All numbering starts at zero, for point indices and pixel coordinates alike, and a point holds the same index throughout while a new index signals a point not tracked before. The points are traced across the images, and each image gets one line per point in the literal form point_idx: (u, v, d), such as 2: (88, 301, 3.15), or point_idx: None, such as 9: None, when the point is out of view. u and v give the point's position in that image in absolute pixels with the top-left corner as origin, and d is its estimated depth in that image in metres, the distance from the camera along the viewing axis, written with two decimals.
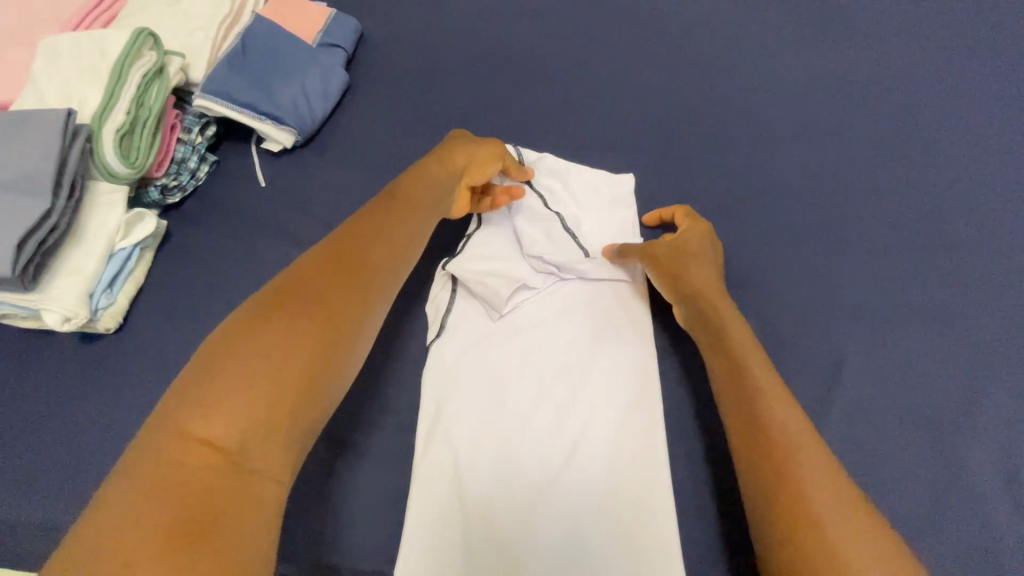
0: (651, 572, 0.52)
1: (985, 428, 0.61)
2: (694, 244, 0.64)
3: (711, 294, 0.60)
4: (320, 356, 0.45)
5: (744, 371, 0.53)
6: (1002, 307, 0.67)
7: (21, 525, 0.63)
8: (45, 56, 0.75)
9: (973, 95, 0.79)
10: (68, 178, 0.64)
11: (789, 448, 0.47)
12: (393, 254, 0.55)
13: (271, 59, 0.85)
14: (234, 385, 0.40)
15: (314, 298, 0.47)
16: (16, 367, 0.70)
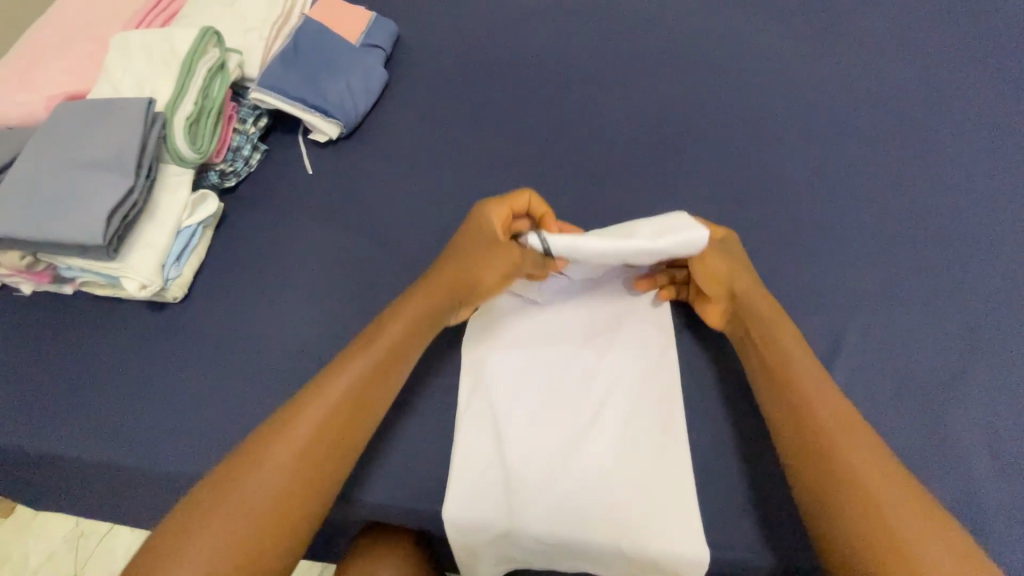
0: (675, 514, 0.58)
1: (1005, 389, 0.63)
2: (731, 245, 0.65)
3: (752, 292, 0.62)
4: (324, 449, 0.56)
5: (790, 369, 0.58)
6: (1011, 279, 0.70)
7: (101, 467, 0.71)
8: (118, 50, 0.82)
9: (974, 91, 0.84)
10: (148, 161, 0.72)
11: (835, 435, 0.53)
12: (364, 408, 0.59)
13: (319, 59, 0.93)
14: (256, 475, 0.53)
15: (304, 436, 0.55)
16: (93, 331, 0.78)
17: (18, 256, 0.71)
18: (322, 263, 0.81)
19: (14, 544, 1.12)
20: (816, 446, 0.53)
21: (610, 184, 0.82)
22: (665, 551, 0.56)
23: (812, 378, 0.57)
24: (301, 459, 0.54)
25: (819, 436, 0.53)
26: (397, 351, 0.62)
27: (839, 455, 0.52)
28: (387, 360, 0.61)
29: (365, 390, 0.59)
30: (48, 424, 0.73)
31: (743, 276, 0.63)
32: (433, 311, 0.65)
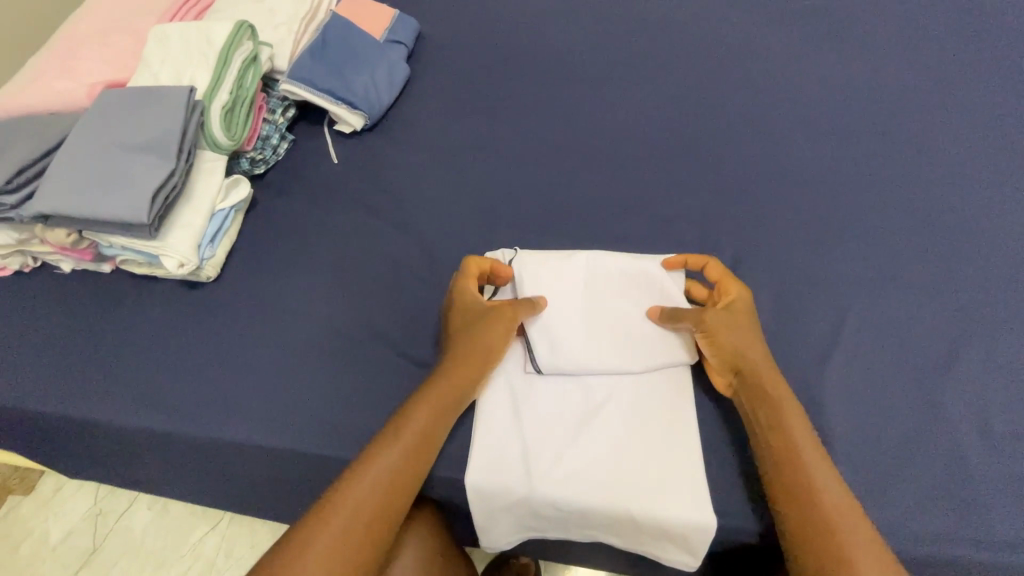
0: (683, 485, 0.61)
1: (990, 374, 0.67)
2: (742, 317, 0.65)
3: (762, 368, 0.61)
4: (385, 499, 0.57)
5: (792, 446, 0.57)
6: (1001, 271, 0.74)
7: (138, 432, 0.75)
8: (157, 41, 0.86)
9: (973, 94, 0.88)
10: (187, 146, 0.76)
11: (810, 474, 0.55)
12: (400, 492, 0.58)
13: (344, 53, 0.96)
14: (326, 536, 0.53)
15: (367, 490, 0.56)
16: (129, 305, 0.82)
17: (64, 234, 0.76)
18: (348, 246, 0.85)
19: (33, 521, 1.14)
20: (789, 482, 0.55)
21: (623, 177, 0.87)
22: (678, 519, 0.60)
23: (797, 421, 0.58)
24: (341, 553, 0.53)
25: (793, 475, 0.55)
26: (428, 438, 0.61)
27: (809, 492, 0.54)
28: (419, 445, 0.60)
29: (400, 478, 0.58)
30: (87, 393, 0.77)
31: (753, 347, 0.63)
32: (455, 393, 0.63)
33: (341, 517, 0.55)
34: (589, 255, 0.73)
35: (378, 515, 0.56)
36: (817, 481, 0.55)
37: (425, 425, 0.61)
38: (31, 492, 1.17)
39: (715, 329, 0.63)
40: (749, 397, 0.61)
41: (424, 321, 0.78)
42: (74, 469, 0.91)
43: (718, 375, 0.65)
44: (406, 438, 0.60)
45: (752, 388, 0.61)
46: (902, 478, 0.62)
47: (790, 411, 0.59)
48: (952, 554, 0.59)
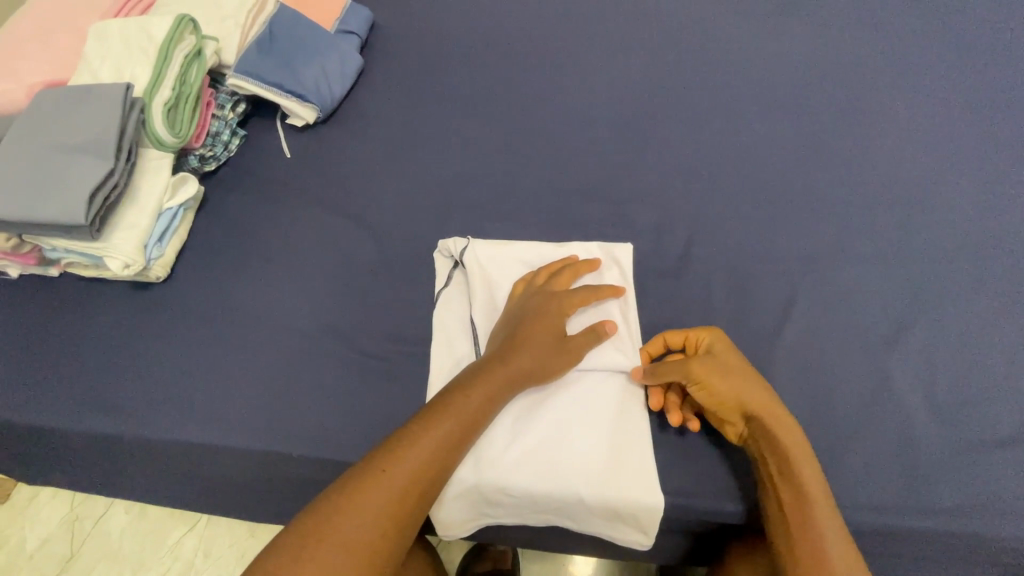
0: (626, 453, 0.63)
1: (936, 346, 0.68)
2: (728, 360, 0.62)
3: (766, 409, 0.58)
4: (436, 463, 0.57)
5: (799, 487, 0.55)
6: (947, 244, 0.75)
7: (89, 434, 0.74)
8: (96, 39, 0.85)
9: (924, 70, 0.89)
10: (127, 145, 0.75)
11: (813, 516, 0.54)
12: (449, 460, 0.58)
13: (294, 45, 0.95)
14: (373, 486, 0.55)
15: (419, 452, 0.57)
16: (80, 308, 0.81)
17: (4, 239, 0.75)
18: (302, 240, 0.84)
19: (9, 530, 1.12)
20: (797, 533, 0.54)
21: (578, 161, 0.86)
22: (619, 493, 0.61)
23: (809, 470, 0.56)
24: (383, 508, 0.54)
25: (801, 521, 0.54)
26: (460, 440, 0.59)
27: (817, 541, 0.53)
28: (449, 451, 0.58)
29: (447, 448, 0.58)
30: (37, 399, 0.76)
31: (761, 391, 0.59)
32: (495, 397, 0.62)
33: (356, 526, 0.53)
34: (536, 249, 0.76)
35: (393, 520, 0.54)
36: (824, 531, 0.53)
37: (454, 424, 0.59)
38: (5, 501, 1.15)
39: (704, 378, 0.60)
40: (762, 448, 0.58)
41: (378, 314, 0.77)
42: (35, 476, 0.89)
43: (727, 424, 0.61)
44: (459, 413, 0.59)
45: (763, 436, 0.58)
46: (851, 452, 0.63)
47: (802, 462, 0.56)
48: (898, 523, 0.59)
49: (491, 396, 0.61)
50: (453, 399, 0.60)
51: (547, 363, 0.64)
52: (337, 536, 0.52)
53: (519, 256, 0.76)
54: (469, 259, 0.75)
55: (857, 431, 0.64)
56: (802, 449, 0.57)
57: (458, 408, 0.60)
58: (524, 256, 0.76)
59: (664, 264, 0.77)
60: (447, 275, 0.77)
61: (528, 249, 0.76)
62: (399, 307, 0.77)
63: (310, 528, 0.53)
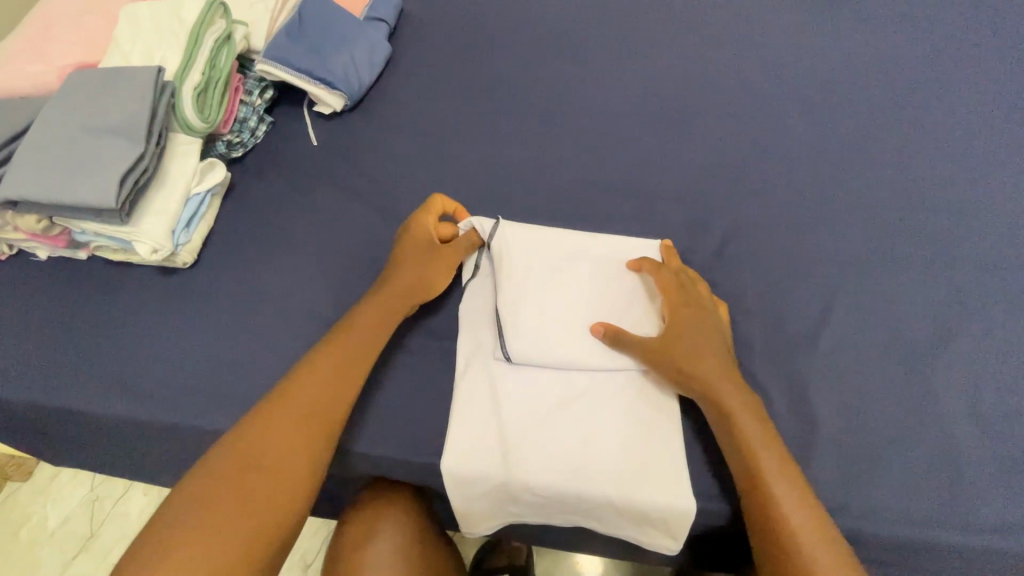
0: (648, 465, 0.61)
1: (980, 355, 0.66)
2: (698, 335, 0.63)
3: (721, 388, 0.60)
4: (339, 377, 0.62)
5: (765, 475, 0.55)
6: (993, 250, 0.72)
7: (113, 417, 0.74)
8: (127, 21, 0.84)
9: (967, 73, 0.86)
10: (158, 128, 0.75)
11: (778, 501, 0.54)
12: (353, 372, 0.63)
13: (323, 31, 0.94)
14: (287, 406, 0.59)
15: (323, 373, 0.62)
16: (108, 291, 0.81)
17: (34, 220, 0.75)
18: (327, 230, 0.83)
19: (30, 507, 1.14)
20: (771, 521, 0.53)
21: (609, 156, 0.84)
22: (645, 504, 0.59)
23: (773, 465, 0.56)
24: (300, 421, 0.58)
25: (768, 509, 0.54)
26: (358, 351, 0.65)
27: (786, 530, 0.53)
28: (348, 359, 0.64)
29: (351, 361, 0.64)
30: (64, 380, 0.76)
31: (721, 379, 0.61)
32: (381, 318, 0.68)
33: (272, 448, 0.56)
34: (568, 237, 0.74)
35: (307, 444, 0.57)
36: (795, 519, 0.53)
37: (355, 344, 0.65)
38: (28, 478, 1.16)
39: (664, 351, 0.63)
40: (725, 439, 0.59)
41: None
42: (59, 457, 0.90)
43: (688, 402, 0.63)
44: (353, 331, 0.66)
45: (722, 420, 0.59)
46: (891, 463, 0.61)
47: (765, 456, 0.56)
48: (940, 538, 0.57)
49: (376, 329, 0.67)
50: (346, 329, 0.66)
51: (409, 290, 0.70)
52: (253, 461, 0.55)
53: (553, 246, 0.74)
54: (498, 248, 0.73)
55: (898, 443, 0.62)
56: (765, 439, 0.57)
57: (353, 334, 0.66)
58: (559, 246, 0.74)
59: (697, 262, 0.75)
60: (475, 262, 0.75)
61: (562, 241, 0.74)
62: None
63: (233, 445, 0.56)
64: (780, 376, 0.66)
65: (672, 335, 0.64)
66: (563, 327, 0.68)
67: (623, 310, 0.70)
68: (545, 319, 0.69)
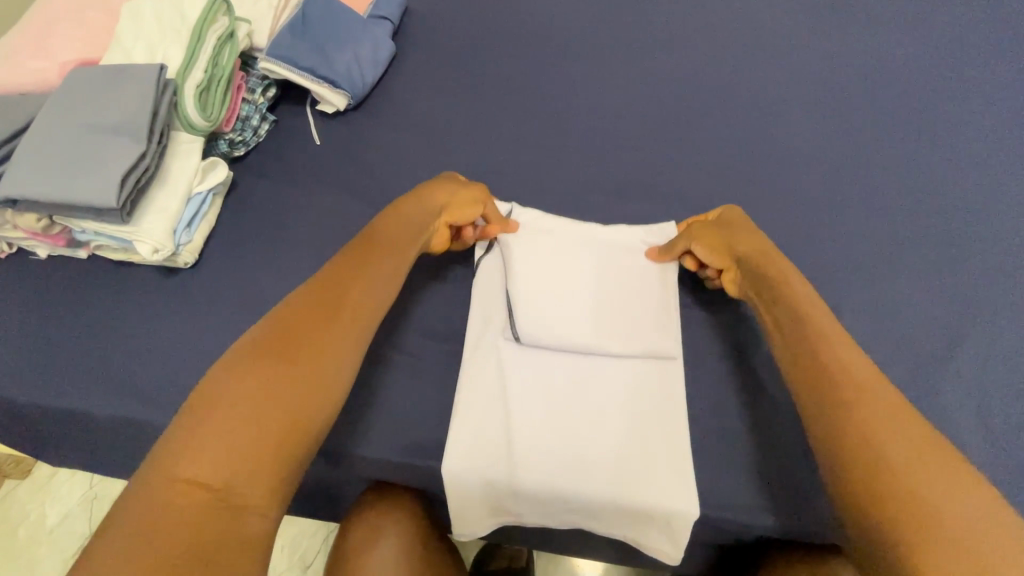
0: (654, 440, 0.63)
1: (967, 367, 0.68)
2: (736, 221, 0.71)
3: (758, 249, 0.66)
4: (371, 276, 0.61)
5: (803, 312, 0.59)
6: (976, 270, 0.76)
7: (113, 417, 0.73)
8: (129, 16, 0.83)
9: (956, 100, 0.90)
10: (159, 126, 0.74)
11: (822, 336, 0.56)
12: (383, 274, 0.62)
13: (326, 29, 0.93)
14: (321, 296, 0.58)
15: (357, 271, 0.61)
16: (108, 291, 0.81)
17: (34, 219, 0.74)
18: (332, 230, 0.83)
19: (28, 505, 1.13)
20: (811, 350, 0.56)
21: (615, 161, 0.85)
22: (648, 485, 0.60)
23: (811, 305, 0.60)
24: (332, 312, 0.57)
25: (811, 342, 0.57)
26: (388, 253, 0.64)
27: (829, 359, 0.55)
28: (377, 262, 0.63)
29: (383, 264, 0.63)
30: (64, 379, 0.75)
31: (762, 246, 0.67)
32: (401, 238, 0.66)
33: (310, 325, 0.55)
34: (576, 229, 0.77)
35: (344, 327, 0.57)
36: (837, 347, 0.55)
37: (383, 249, 0.64)
38: (26, 477, 1.15)
39: (707, 228, 0.70)
40: (766, 287, 0.63)
41: (406, 308, 0.74)
42: (58, 456, 0.89)
43: (729, 277, 0.69)
44: (384, 233, 0.66)
45: (756, 274, 0.65)
46: None
47: (802, 302, 0.60)
48: None
49: (394, 251, 0.64)
50: (377, 235, 0.65)
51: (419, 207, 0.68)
52: (289, 346, 0.53)
53: (569, 232, 0.76)
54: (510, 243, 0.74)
55: None
56: (803, 287, 0.62)
57: (383, 238, 0.65)
58: (575, 229, 0.77)
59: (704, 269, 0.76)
60: (482, 256, 0.76)
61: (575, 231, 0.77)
62: (429, 301, 0.75)
63: (270, 327, 0.55)
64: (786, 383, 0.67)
65: (714, 221, 0.71)
66: (571, 310, 0.71)
67: (632, 299, 0.72)
68: (554, 304, 0.71)
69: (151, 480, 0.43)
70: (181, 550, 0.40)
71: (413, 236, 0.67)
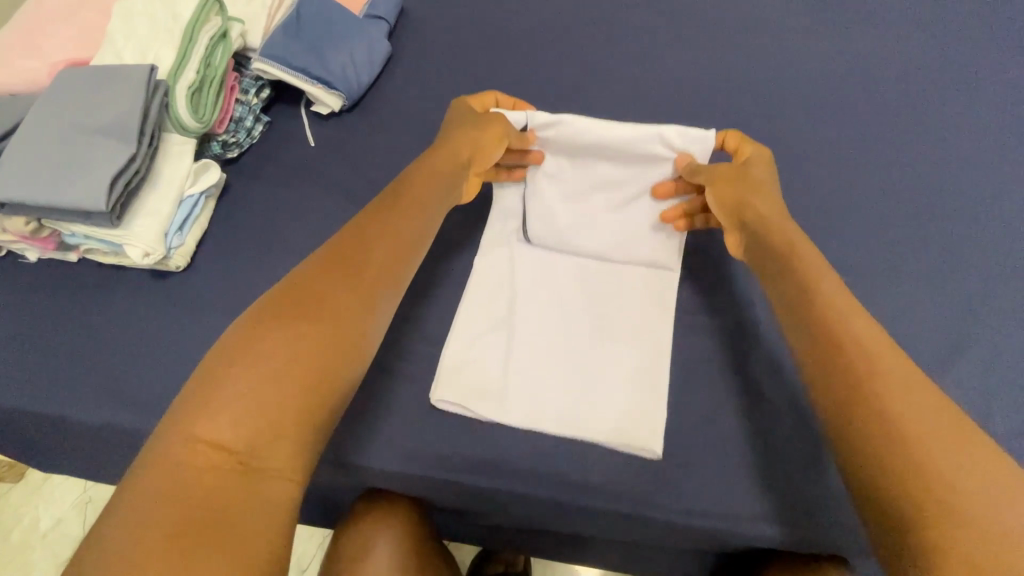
0: (652, 344, 0.70)
1: (975, 370, 0.67)
2: (757, 173, 0.66)
3: (766, 212, 0.64)
4: (394, 242, 0.59)
5: (814, 282, 0.55)
6: (988, 267, 0.73)
7: (104, 424, 0.72)
8: (120, 16, 0.82)
9: (966, 90, 0.87)
10: (150, 128, 0.73)
11: (837, 307, 0.52)
12: (400, 239, 0.60)
13: (321, 29, 0.92)
14: (343, 259, 0.55)
15: (380, 235, 0.59)
16: (99, 294, 0.79)
17: (23, 222, 0.73)
18: (327, 231, 0.81)
19: (22, 509, 1.12)
20: (821, 316, 0.52)
21: None
22: (645, 386, 0.67)
23: (824, 275, 0.56)
24: (352, 275, 0.54)
25: (822, 309, 0.53)
26: (406, 217, 0.61)
27: (841, 327, 0.51)
28: (395, 226, 0.60)
29: (404, 229, 0.60)
30: (54, 385, 0.74)
31: (775, 214, 0.63)
32: (421, 198, 0.64)
33: (329, 287, 0.53)
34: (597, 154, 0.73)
35: (361, 292, 0.54)
36: (847, 317, 0.52)
37: (404, 212, 0.61)
38: (20, 480, 1.14)
39: (727, 176, 0.65)
40: (779, 255, 0.60)
41: (401, 312, 0.73)
42: (49, 461, 0.88)
43: (734, 234, 0.67)
44: (407, 194, 0.63)
45: (767, 238, 0.62)
46: None
47: (817, 272, 0.56)
48: None
49: (423, 204, 0.63)
50: (401, 196, 0.63)
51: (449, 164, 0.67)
52: (313, 309, 0.51)
53: (589, 168, 0.73)
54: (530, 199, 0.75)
55: None
56: (815, 259, 0.58)
57: (403, 199, 0.63)
58: (597, 166, 0.72)
59: (704, 272, 0.75)
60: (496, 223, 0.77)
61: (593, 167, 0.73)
62: (424, 305, 0.74)
63: (292, 285, 0.53)
64: (785, 390, 0.66)
65: (735, 169, 0.66)
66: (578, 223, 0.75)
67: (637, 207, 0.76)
68: (564, 231, 0.75)
69: (172, 440, 0.42)
70: (197, 513, 0.39)
71: (438, 194, 0.65)
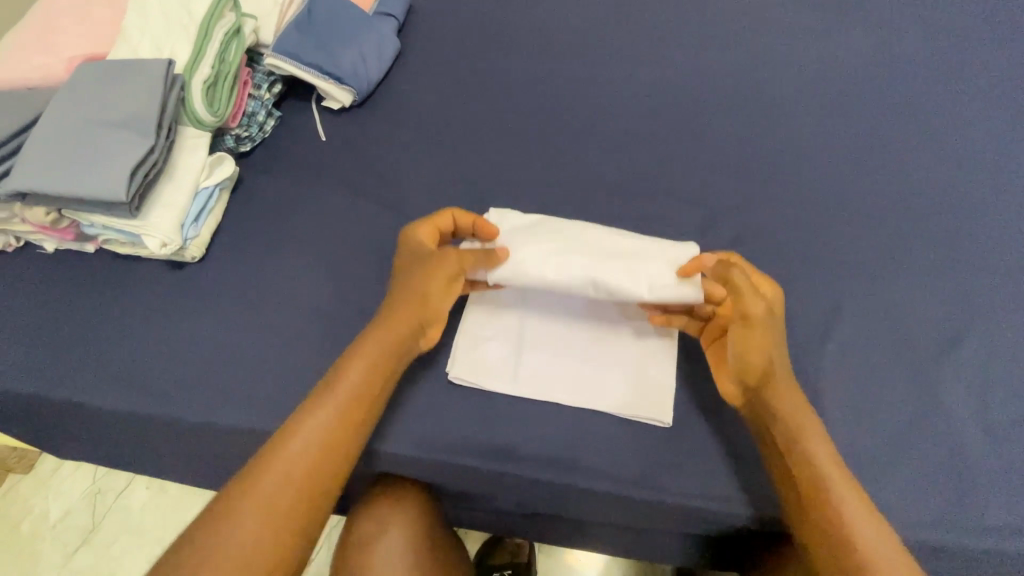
0: None
1: (966, 362, 0.70)
2: (770, 331, 0.62)
3: (779, 384, 0.61)
4: (378, 378, 0.62)
5: (810, 455, 0.58)
6: (980, 264, 0.76)
7: (122, 412, 0.73)
8: (135, 11, 0.84)
9: (967, 85, 0.89)
10: (168, 121, 0.75)
11: (832, 476, 0.56)
12: (384, 377, 0.62)
13: (332, 26, 0.93)
14: (327, 405, 0.58)
15: (364, 372, 0.61)
16: (115, 285, 0.81)
17: (42, 213, 0.75)
18: (339, 225, 0.83)
19: (33, 499, 1.13)
20: (810, 483, 0.57)
21: (620, 156, 0.85)
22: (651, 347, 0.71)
23: (821, 440, 0.58)
24: (338, 421, 0.58)
25: (819, 480, 0.56)
26: (394, 353, 0.63)
27: (836, 496, 0.55)
28: (382, 364, 0.62)
29: (385, 363, 0.62)
30: (72, 374, 0.75)
31: (784, 386, 0.61)
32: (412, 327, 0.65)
33: (313, 438, 0.56)
34: (588, 230, 0.69)
35: (342, 439, 0.58)
36: (835, 479, 0.56)
37: (392, 340, 0.63)
38: (29, 471, 1.15)
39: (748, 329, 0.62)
40: (783, 435, 0.59)
41: None
42: (65, 449, 0.90)
43: (728, 383, 0.65)
44: (394, 323, 0.64)
45: (769, 411, 0.61)
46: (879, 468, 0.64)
47: (819, 447, 0.58)
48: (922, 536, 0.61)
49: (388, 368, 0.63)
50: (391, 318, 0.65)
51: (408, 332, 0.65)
52: (294, 462, 0.55)
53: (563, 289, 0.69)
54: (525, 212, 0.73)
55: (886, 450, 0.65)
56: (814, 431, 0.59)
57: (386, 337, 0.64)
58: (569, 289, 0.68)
59: None
60: None
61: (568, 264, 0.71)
62: None
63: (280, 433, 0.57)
64: None
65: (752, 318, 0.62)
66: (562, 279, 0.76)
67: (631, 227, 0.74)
68: None
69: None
70: None
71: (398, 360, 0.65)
